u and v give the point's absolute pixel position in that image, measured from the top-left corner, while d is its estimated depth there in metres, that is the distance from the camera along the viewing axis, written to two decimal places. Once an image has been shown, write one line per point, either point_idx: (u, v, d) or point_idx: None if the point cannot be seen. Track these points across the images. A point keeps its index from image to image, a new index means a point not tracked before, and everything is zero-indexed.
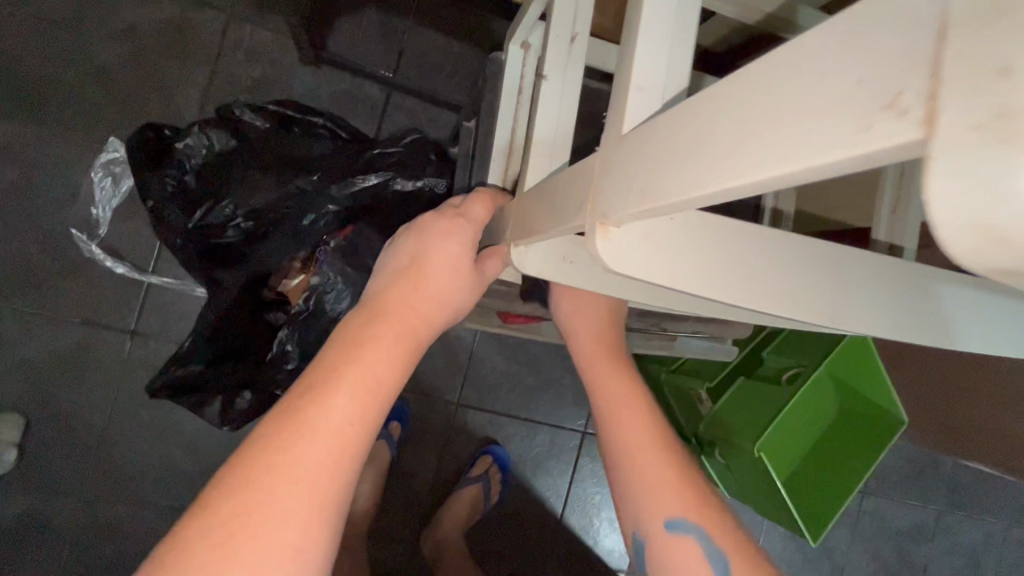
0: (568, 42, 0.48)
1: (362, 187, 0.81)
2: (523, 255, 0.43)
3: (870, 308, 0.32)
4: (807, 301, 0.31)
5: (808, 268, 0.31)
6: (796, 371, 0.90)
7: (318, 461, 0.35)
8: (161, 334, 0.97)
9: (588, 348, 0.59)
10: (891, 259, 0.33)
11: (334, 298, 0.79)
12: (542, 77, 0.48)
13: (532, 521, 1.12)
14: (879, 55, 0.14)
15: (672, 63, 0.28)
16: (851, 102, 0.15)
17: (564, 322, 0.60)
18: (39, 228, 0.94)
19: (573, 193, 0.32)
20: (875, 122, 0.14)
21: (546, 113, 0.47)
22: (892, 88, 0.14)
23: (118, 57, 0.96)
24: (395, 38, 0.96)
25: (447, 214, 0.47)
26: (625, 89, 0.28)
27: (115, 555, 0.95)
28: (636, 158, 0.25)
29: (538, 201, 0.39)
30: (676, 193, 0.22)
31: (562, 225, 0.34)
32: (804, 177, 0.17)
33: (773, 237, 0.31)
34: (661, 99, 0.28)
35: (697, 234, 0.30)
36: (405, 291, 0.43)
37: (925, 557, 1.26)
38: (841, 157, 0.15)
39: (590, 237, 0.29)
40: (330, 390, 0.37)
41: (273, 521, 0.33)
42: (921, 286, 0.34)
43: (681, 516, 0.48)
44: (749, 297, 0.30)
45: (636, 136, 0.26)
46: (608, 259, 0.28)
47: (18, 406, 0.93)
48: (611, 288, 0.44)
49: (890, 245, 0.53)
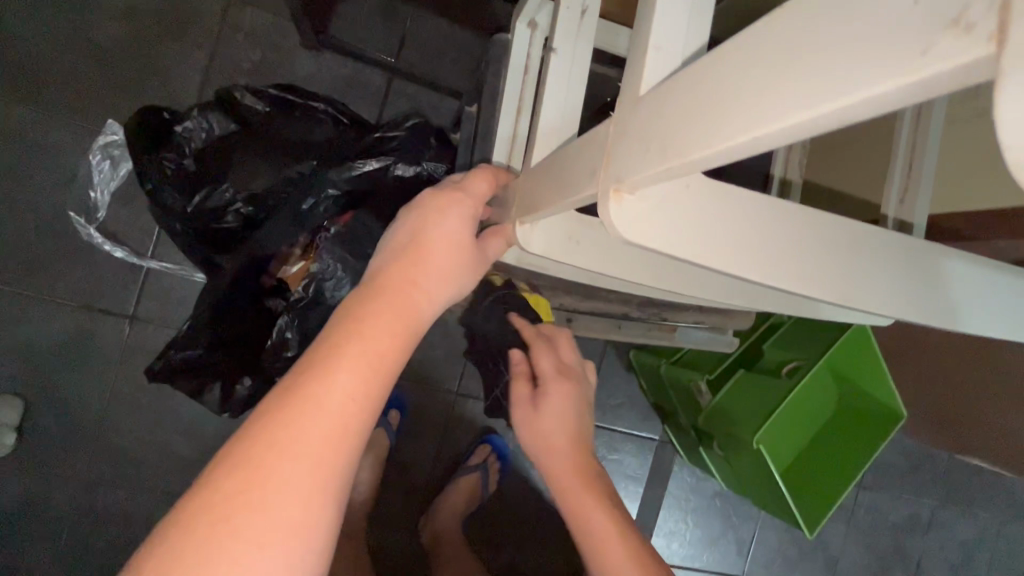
0: (579, 15, 0.47)
1: (361, 173, 0.78)
2: (528, 233, 0.42)
3: (881, 285, 0.31)
4: (820, 277, 0.30)
5: (821, 244, 0.30)
6: (797, 364, 0.89)
7: (321, 437, 0.34)
8: (160, 319, 0.97)
9: (564, 482, 0.59)
10: (903, 237, 0.33)
11: (333, 285, 0.78)
12: (552, 49, 0.47)
13: (530, 510, 1.13)
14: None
15: (693, 20, 0.27)
16: (906, 25, 0.15)
17: (542, 455, 0.61)
18: (36, 211, 0.93)
19: (584, 161, 0.32)
20: (937, 43, 0.14)
21: (555, 88, 0.46)
22: (953, 6, 0.13)
23: (116, 38, 0.95)
24: (399, 22, 0.93)
25: (448, 188, 0.46)
26: (644, 49, 0.27)
27: (114, 539, 0.96)
28: (655, 118, 0.25)
29: (544, 174, 0.38)
30: (701, 147, 0.21)
31: (569, 198, 0.33)
32: (850, 114, 0.17)
33: (793, 210, 0.31)
34: (679, 60, 0.27)
35: (716, 204, 0.29)
36: (405, 268, 0.43)
37: (919, 551, 1.26)
38: (893, 86, 0.15)
39: (602, 203, 0.28)
40: (331, 365, 0.36)
41: (278, 496, 0.33)
42: (943, 268, 0.33)
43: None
44: (763, 270, 0.29)
45: (655, 97, 0.25)
46: (622, 227, 0.27)
47: (15, 389, 0.93)
48: (618, 267, 0.44)
49: (899, 221, 0.52)
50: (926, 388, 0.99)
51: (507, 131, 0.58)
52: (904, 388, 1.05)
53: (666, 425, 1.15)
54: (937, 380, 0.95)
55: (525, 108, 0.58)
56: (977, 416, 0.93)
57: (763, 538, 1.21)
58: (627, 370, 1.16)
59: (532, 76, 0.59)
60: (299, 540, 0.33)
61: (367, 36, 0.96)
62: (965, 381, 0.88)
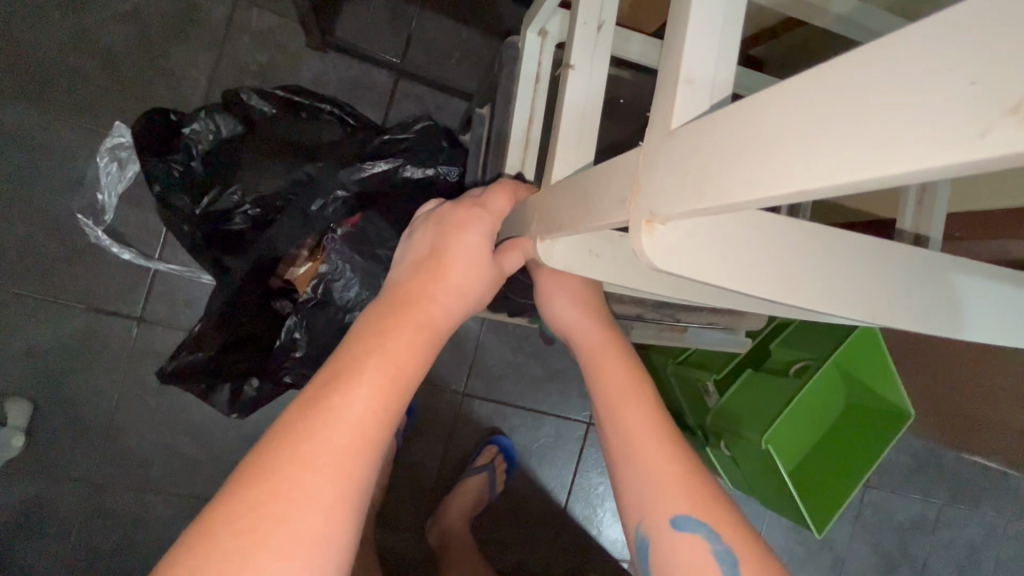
0: (596, 31, 0.46)
1: (371, 173, 0.79)
2: (550, 248, 0.41)
3: (895, 303, 0.31)
4: (839, 296, 0.30)
5: (840, 264, 0.30)
6: (805, 363, 0.90)
7: (343, 450, 0.34)
8: (168, 320, 0.97)
9: (584, 336, 0.55)
10: (919, 252, 0.32)
11: (342, 286, 0.78)
12: (569, 66, 0.46)
13: (537, 510, 1.13)
14: (999, 51, 0.13)
15: (725, 50, 0.25)
16: (959, 103, 0.13)
17: (562, 310, 0.56)
18: (44, 213, 0.93)
19: (610, 186, 0.30)
20: (993, 127, 0.13)
21: (573, 103, 0.45)
22: (1013, 91, 0.12)
23: (123, 40, 0.95)
24: (403, 24, 0.96)
25: (467, 203, 0.45)
26: (673, 80, 0.25)
27: (123, 540, 0.96)
28: (682, 156, 0.23)
29: (567, 193, 0.36)
30: (730, 197, 0.20)
31: (596, 219, 0.31)
32: (898, 182, 0.15)
33: (808, 230, 0.30)
34: (710, 96, 0.25)
35: (746, 230, 0.28)
36: (426, 282, 0.42)
37: (926, 550, 1.26)
38: (944, 163, 0.14)
39: (633, 233, 0.27)
40: (351, 379, 0.36)
41: (300, 507, 0.32)
42: (954, 281, 0.33)
43: (690, 516, 0.44)
44: (787, 294, 0.29)
45: (679, 133, 0.24)
46: (655, 258, 0.26)
47: (26, 390, 0.93)
48: (639, 281, 0.42)
49: (916, 235, 0.51)
50: (934, 389, 0.99)
51: (519, 140, 0.58)
52: (913, 389, 1.05)
53: None
54: (948, 383, 0.94)
55: (536, 117, 0.58)
56: (985, 418, 0.93)
57: (770, 538, 1.21)
58: None
59: (544, 86, 0.58)
60: (321, 552, 0.32)
61: (375, 37, 0.96)
62: (976, 385, 0.87)
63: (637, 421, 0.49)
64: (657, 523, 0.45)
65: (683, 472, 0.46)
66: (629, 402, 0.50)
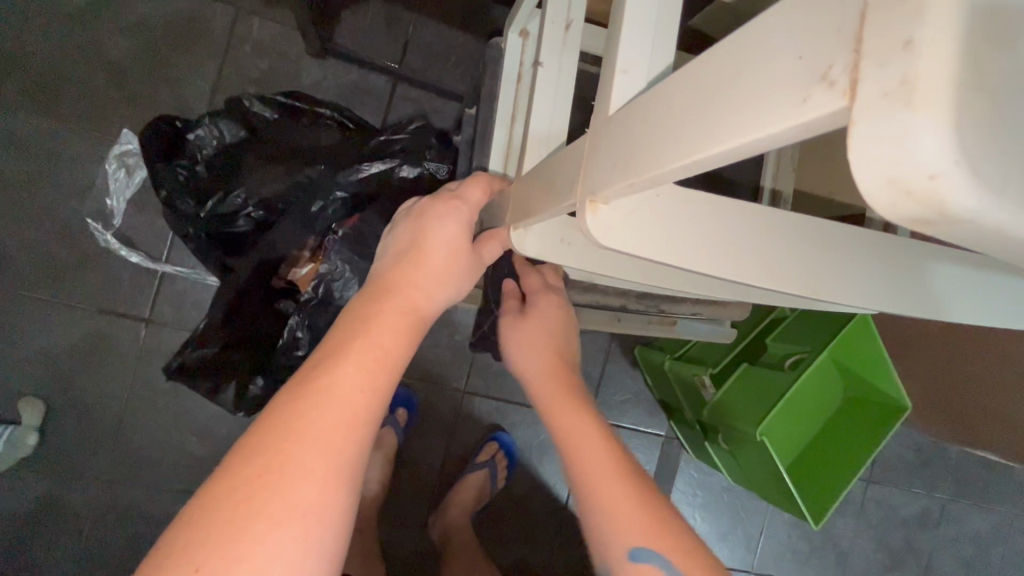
0: (563, 30, 0.48)
1: (367, 175, 0.81)
2: (522, 238, 0.42)
3: (857, 281, 0.32)
4: (798, 276, 0.31)
5: (791, 245, 0.32)
6: (797, 357, 0.91)
7: (332, 428, 0.35)
8: (175, 321, 1.00)
9: (542, 385, 0.57)
10: (879, 233, 0.34)
11: (341, 286, 0.81)
12: (539, 65, 0.48)
13: (538, 507, 1.14)
14: (816, 30, 0.14)
15: (657, 44, 0.27)
16: (790, 76, 0.15)
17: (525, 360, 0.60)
18: (56, 220, 0.97)
19: (566, 173, 0.32)
20: (812, 93, 0.14)
21: (542, 102, 0.47)
22: (824, 63, 0.14)
23: (129, 51, 0.98)
24: (401, 29, 0.98)
25: (444, 197, 0.47)
26: (610, 72, 0.27)
27: (134, 536, 0.99)
28: (616, 140, 0.25)
29: (534, 185, 0.38)
30: (647, 170, 0.22)
31: (556, 204, 0.33)
32: (759, 146, 0.17)
33: (751, 213, 0.31)
34: (645, 80, 0.27)
35: (687, 211, 0.30)
36: (408, 271, 0.43)
37: (931, 546, 1.26)
38: (784, 128, 0.15)
39: (579, 214, 0.29)
40: (339, 360, 0.37)
41: (295, 481, 0.33)
42: (909, 257, 0.34)
43: (646, 546, 0.43)
44: (739, 271, 0.30)
45: (617, 119, 0.25)
46: (599, 236, 0.28)
47: (39, 390, 0.96)
48: (612, 269, 0.44)
49: (885, 224, 0.52)
50: (930, 379, 0.99)
51: (503, 138, 0.59)
52: (912, 381, 1.05)
53: (673, 422, 1.14)
54: (943, 372, 0.95)
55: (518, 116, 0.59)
56: (979, 408, 0.93)
57: (772, 535, 1.21)
58: (632, 366, 1.17)
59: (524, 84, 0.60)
60: (316, 524, 0.33)
61: (372, 42, 0.99)
62: (970, 374, 0.88)
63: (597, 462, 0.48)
64: (616, 558, 0.44)
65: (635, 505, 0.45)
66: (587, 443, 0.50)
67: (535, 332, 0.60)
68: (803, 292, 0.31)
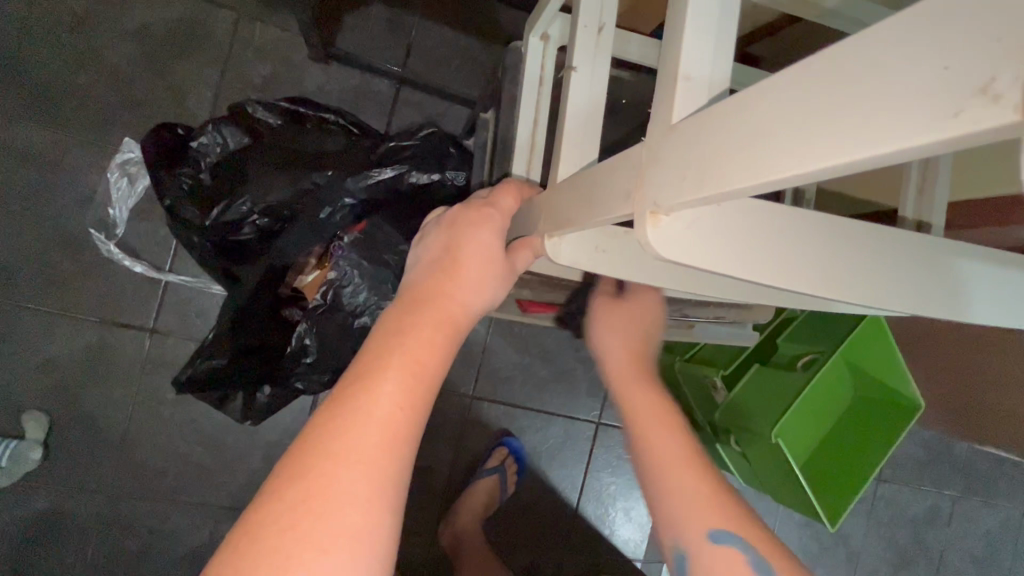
0: (595, 33, 0.47)
1: (377, 180, 0.80)
2: (557, 246, 0.41)
3: (892, 283, 0.31)
4: (835, 277, 0.30)
5: (833, 246, 0.31)
6: (812, 358, 0.89)
7: (375, 447, 0.34)
8: (180, 331, 0.98)
9: (619, 367, 0.58)
10: (916, 235, 0.32)
11: (351, 292, 0.79)
12: (571, 68, 0.47)
13: (550, 511, 1.13)
14: (966, 40, 0.14)
15: (720, 49, 0.26)
16: (935, 88, 0.15)
17: (606, 342, 0.60)
18: (57, 230, 0.95)
19: (614, 182, 0.31)
20: (965, 107, 0.14)
21: (576, 107, 0.46)
22: (980, 74, 0.14)
23: (130, 57, 0.97)
24: (403, 33, 0.99)
25: (474, 205, 0.46)
26: (672, 79, 0.26)
27: (141, 549, 0.97)
28: (687, 147, 0.24)
29: (572, 191, 0.37)
30: (740, 180, 0.21)
31: (603, 215, 0.32)
32: (886, 160, 0.17)
33: (799, 216, 0.30)
34: (708, 92, 0.26)
35: (747, 217, 0.29)
36: (440, 281, 0.42)
37: (941, 543, 1.26)
38: (924, 142, 0.15)
39: (638, 225, 0.28)
40: (377, 376, 0.36)
41: (339, 504, 0.32)
42: (941, 257, 0.33)
43: (726, 530, 0.47)
44: (782, 276, 0.29)
45: (687, 126, 0.24)
46: (658, 248, 0.27)
47: (41, 403, 0.94)
48: (651, 272, 0.43)
49: (917, 222, 0.51)
50: (940, 377, 0.99)
51: (525, 142, 0.58)
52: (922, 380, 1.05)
53: None
54: (956, 372, 0.95)
55: (540, 121, 0.58)
56: (992, 405, 0.93)
57: (784, 535, 1.20)
58: None
59: (547, 89, 0.59)
60: (363, 549, 0.32)
61: (377, 47, 0.99)
62: (983, 372, 0.88)
63: (672, 451, 0.50)
64: (696, 541, 0.47)
65: (714, 494, 0.48)
66: (664, 432, 0.52)
67: (626, 318, 0.60)
68: (833, 294, 0.30)
